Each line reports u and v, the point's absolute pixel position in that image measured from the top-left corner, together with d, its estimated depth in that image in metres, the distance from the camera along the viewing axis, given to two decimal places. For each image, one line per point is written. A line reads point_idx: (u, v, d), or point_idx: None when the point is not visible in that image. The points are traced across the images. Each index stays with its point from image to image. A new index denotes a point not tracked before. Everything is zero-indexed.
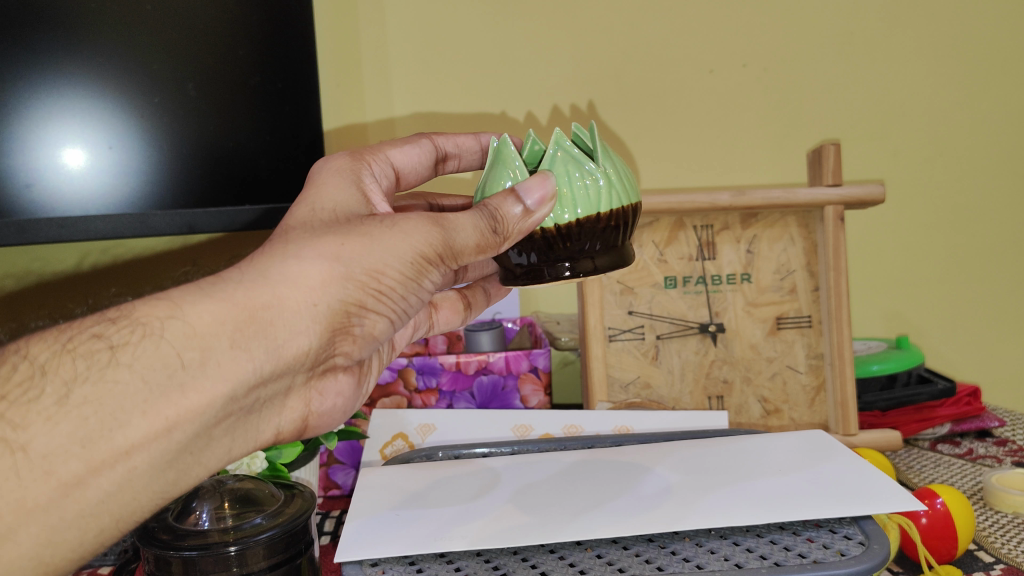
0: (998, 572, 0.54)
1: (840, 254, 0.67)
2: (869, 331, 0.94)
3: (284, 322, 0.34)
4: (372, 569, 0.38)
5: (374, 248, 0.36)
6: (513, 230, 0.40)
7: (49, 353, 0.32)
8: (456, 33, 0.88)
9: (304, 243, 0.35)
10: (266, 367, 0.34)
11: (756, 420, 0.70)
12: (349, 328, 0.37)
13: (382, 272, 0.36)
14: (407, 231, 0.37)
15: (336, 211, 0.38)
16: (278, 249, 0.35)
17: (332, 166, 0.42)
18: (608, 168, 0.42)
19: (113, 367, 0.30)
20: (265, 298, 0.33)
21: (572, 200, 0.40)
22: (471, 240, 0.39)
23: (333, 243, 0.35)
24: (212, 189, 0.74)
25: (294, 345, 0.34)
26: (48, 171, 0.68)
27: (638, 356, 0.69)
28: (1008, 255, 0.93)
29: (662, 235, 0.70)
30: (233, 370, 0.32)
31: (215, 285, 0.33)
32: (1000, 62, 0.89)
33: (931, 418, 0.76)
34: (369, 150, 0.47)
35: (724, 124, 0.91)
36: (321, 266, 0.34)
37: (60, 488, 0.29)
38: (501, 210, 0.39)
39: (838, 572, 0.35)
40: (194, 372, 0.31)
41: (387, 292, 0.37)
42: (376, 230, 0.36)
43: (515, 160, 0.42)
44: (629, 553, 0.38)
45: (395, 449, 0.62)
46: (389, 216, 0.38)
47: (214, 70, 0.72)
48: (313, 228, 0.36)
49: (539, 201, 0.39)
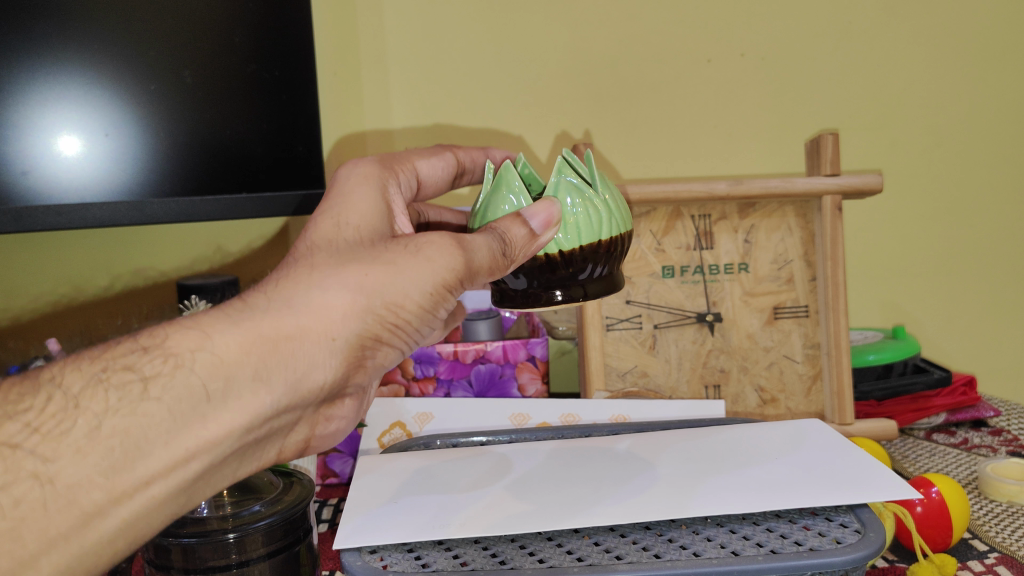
0: (992, 560, 0.54)
1: (837, 244, 0.68)
2: (866, 321, 0.94)
3: (305, 354, 0.33)
4: (371, 556, 0.38)
5: (396, 282, 0.36)
6: (520, 253, 0.40)
7: (83, 383, 0.31)
8: (454, 19, 0.87)
9: (330, 271, 0.35)
10: (283, 399, 0.33)
11: (752, 409, 0.70)
12: (364, 361, 0.37)
13: (400, 306, 0.36)
14: (429, 263, 0.37)
15: (360, 230, 0.38)
16: (303, 274, 0.34)
17: (360, 172, 0.42)
18: (607, 196, 0.43)
19: (144, 401, 0.30)
20: (289, 327, 0.33)
21: (574, 226, 0.41)
22: (485, 262, 0.39)
23: (357, 275, 0.35)
24: (209, 177, 0.73)
25: (313, 377, 0.34)
26: (44, 158, 0.66)
27: (636, 345, 0.70)
28: (1005, 244, 0.93)
29: (659, 225, 0.70)
30: (253, 404, 0.32)
31: (243, 313, 0.33)
32: (1000, 51, 0.89)
33: (926, 408, 0.77)
34: (397, 159, 0.47)
35: (723, 114, 0.90)
36: (345, 297, 0.34)
37: (83, 518, 0.29)
38: (510, 233, 0.39)
39: (834, 560, 0.35)
40: (216, 403, 0.31)
41: (402, 325, 0.37)
42: (398, 261, 0.36)
43: (516, 186, 0.42)
44: (625, 540, 0.39)
45: (393, 437, 0.62)
46: (411, 242, 0.38)
47: (211, 57, 0.72)
48: (337, 252, 0.36)
49: (543, 227, 0.40)
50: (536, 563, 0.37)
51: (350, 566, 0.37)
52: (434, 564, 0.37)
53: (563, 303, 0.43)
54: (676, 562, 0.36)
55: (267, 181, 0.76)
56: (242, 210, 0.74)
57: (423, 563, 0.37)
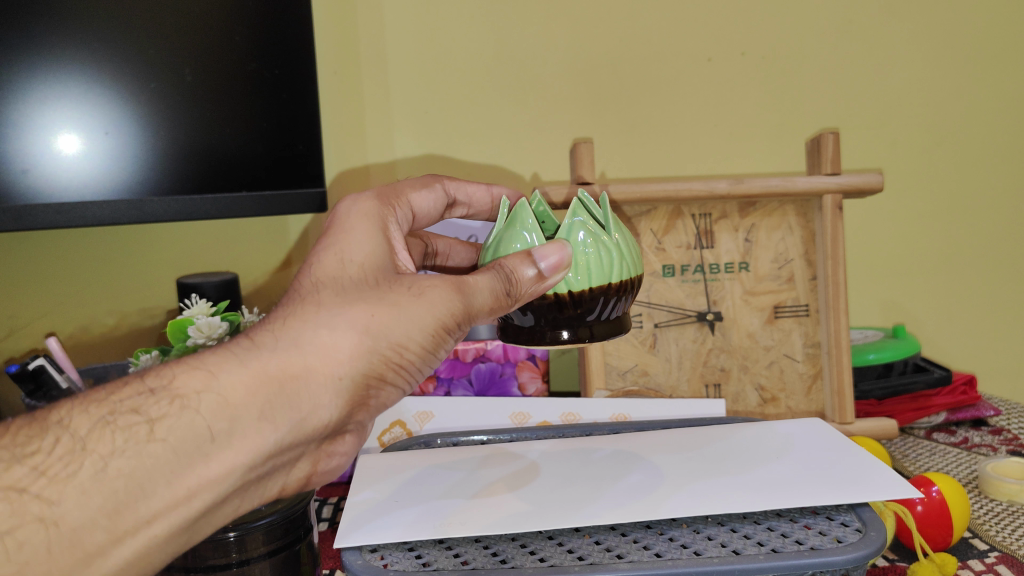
0: (993, 559, 0.54)
1: (837, 242, 0.68)
2: (866, 320, 0.94)
3: (310, 392, 0.34)
4: (372, 555, 0.38)
5: (402, 322, 0.36)
6: (525, 292, 0.40)
7: (90, 425, 0.31)
8: (455, 17, 0.87)
9: (336, 311, 0.35)
10: (286, 439, 0.33)
11: (753, 408, 0.70)
12: (368, 401, 0.37)
13: (406, 347, 0.36)
14: (433, 302, 0.37)
15: (365, 268, 0.37)
16: (309, 313, 0.35)
17: (360, 209, 0.42)
18: (619, 239, 0.43)
19: (150, 443, 0.30)
20: (295, 367, 0.33)
21: (585, 268, 0.41)
22: (488, 302, 0.40)
23: (364, 314, 0.35)
24: (209, 175, 0.73)
25: (317, 417, 0.34)
26: (44, 157, 0.66)
27: (636, 344, 0.70)
28: (1005, 243, 0.93)
29: (659, 224, 0.70)
30: (256, 443, 0.32)
31: (251, 350, 0.33)
32: (999, 50, 0.89)
33: (926, 407, 0.77)
34: (394, 192, 0.47)
35: (723, 113, 0.90)
36: (350, 337, 0.35)
37: (84, 558, 0.29)
38: (516, 272, 0.40)
39: (835, 560, 0.35)
40: (220, 443, 0.31)
41: (406, 366, 0.37)
42: (404, 300, 0.37)
43: (529, 224, 0.42)
44: (627, 540, 0.39)
45: (394, 436, 0.62)
46: (416, 282, 0.38)
47: (211, 56, 0.72)
48: (345, 289, 0.36)
49: (553, 267, 0.40)
50: (536, 562, 0.37)
51: (351, 565, 0.37)
52: (435, 563, 0.37)
53: (569, 343, 0.43)
54: (677, 561, 0.36)
55: (268, 178, 0.76)
56: (241, 208, 0.74)
57: (424, 562, 0.37)
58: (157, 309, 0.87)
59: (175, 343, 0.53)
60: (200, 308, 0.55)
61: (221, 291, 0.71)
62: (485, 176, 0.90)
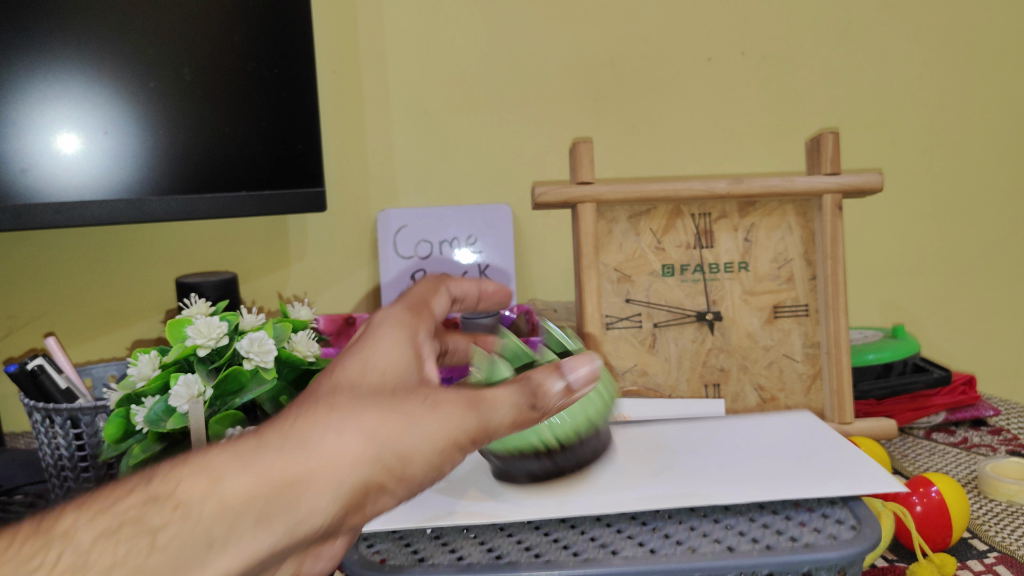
0: (992, 560, 0.54)
1: (837, 242, 0.68)
2: (867, 320, 0.94)
3: (311, 499, 0.29)
4: (366, 551, 0.38)
5: (416, 429, 0.32)
6: (552, 405, 0.38)
7: (86, 536, 0.25)
8: (454, 17, 0.87)
9: (350, 413, 0.31)
10: (275, 550, 0.28)
11: (752, 407, 0.70)
12: (361, 510, 0.32)
13: (410, 459, 0.32)
14: (446, 416, 0.34)
15: (387, 377, 0.34)
16: (323, 412, 0.30)
17: (392, 321, 0.38)
18: (601, 384, 0.44)
19: (150, 555, 0.25)
20: (300, 470, 0.28)
21: (598, 398, 0.41)
22: (508, 417, 0.36)
23: (377, 421, 0.31)
24: (208, 174, 0.73)
25: (310, 524, 0.29)
26: (43, 155, 0.67)
27: (636, 344, 0.69)
28: (1004, 243, 0.93)
29: (659, 223, 0.70)
30: (249, 550, 0.27)
31: (256, 450, 0.28)
32: (998, 50, 0.89)
33: (925, 407, 0.77)
34: (418, 304, 0.42)
35: (723, 113, 0.90)
36: (358, 444, 0.30)
37: None
38: (543, 385, 0.37)
39: (829, 556, 0.35)
40: (214, 552, 0.26)
41: (406, 480, 0.33)
42: (417, 410, 0.33)
43: (553, 352, 0.41)
44: (621, 535, 0.38)
45: None
46: (432, 394, 0.34)
47: (210, 54, 0.71)
48: (364, 390, 0.32)
49: (581, 379, 0.38)
50: (531, 558, 0.36)
51: (345, 560, 0.36)
52: (430, 558, 0.37)
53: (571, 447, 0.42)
54: (671, 557, 0.36)
55: (268, 179, 0.75)
56: (240, 208, 0.73)
57: (419, 557, 0.37)
58: (157, 308, 0.87)
59: (175, 343, 0.52)
60: (200, 308, 0.54)
61: (220, 291, 0.71)
62: (484, 176, 0.90)
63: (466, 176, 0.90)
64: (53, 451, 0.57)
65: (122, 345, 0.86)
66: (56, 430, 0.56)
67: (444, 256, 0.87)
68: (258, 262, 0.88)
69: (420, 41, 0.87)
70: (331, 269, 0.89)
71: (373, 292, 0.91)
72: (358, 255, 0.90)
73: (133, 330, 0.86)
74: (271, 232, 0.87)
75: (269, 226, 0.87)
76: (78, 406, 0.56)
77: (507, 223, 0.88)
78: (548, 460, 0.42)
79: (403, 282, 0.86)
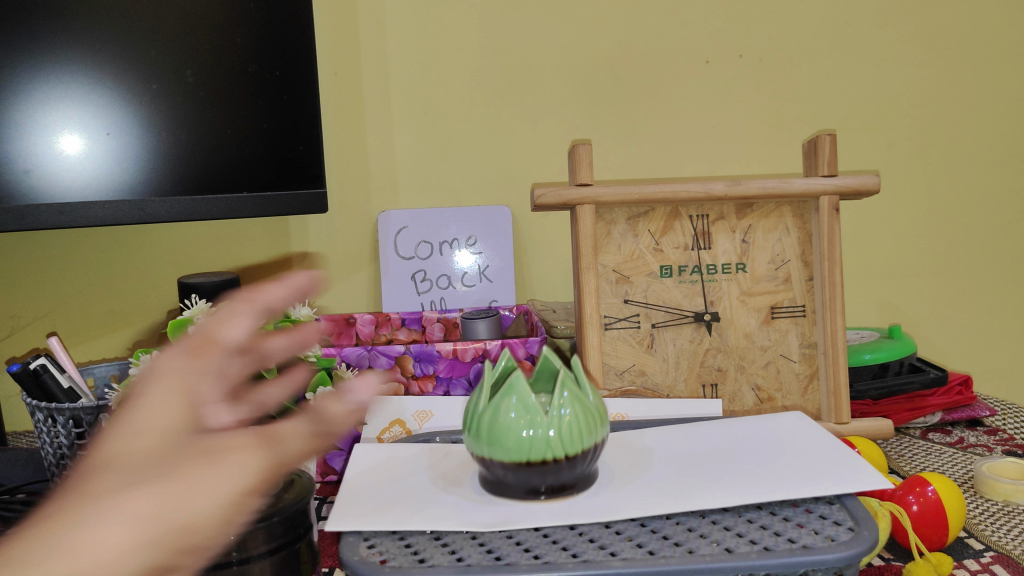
0: (988, 559, 0.55)
1: (834, 243, 0.69)
2: (864, 321, 0.95)
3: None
4: (368, 550, 0.38)
5: (200, 489, 0.28)
6: (342, 427, 0.35)
7: None
8: (454, 19, 0.87)
9: (116, 494, 0.27)
10: None
11: (750, 407, 0.70)
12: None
13: (199, 526, 0.28)
14: (233, 467, 0.29)
15: (161, 440, 0.30)
16: (83, 507, 0.27)
17: (166, 368, 0.33)
18: (592, 401, 0.43)
19: None
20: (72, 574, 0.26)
21: (563, 431, 0.40)
22: (302, 454, 0.32)
23: (150, 494, 0.28)
24: (210, 175, 0.73)
25: None
26: (46, 156, 0.68)
27: (634, 344, 0.70)
28: (1000, 245, 0.94)
29: (657, 225, 0.70)
30: None
31: (42, 550, 0.26)
32: (992, 55, 0.90)
33: (922, 408, 0.78)
34: (192, 347, 0.34)
35: (721, 115, 0.91)
36: (128, 525, 0.27)
37: None
38: (326, 410, 0.35)
39: (827, 558, 0.36)
40: None
41: (205, 550, 0.28)
42: (195, 470, 0.29)
43: (514, 395, 0.41)
44: (619, 536, 0.39)
45: (393, 435, 0.63)
46: (216, 443, 0.30)
47: (212, 56, 0.72)
48: (133, 468, 0.29)
49: (364, 393, 0.37)
50: (531, 559, 0.37)
51: (347, 560, 0.37)
52: (431, 559, 0.37)
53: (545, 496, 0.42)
54: (670, 559, 0.36)
55: (270, 182, 0.75)
56: (242, 209, 0.73)
57: (420, 558, 0.37)
58: (158, 308, 0.87)
59: (177, 344, 0.53)
60: (201, 308, 0.55)
61: (222, 291, 0.72)
62: (484, 178, 0.90)
63: (466, 178, 0.90)
64: (56, 449, 0.58)
65: (124, 345, 0.87)
66: (58, 429, 0.57)
67: (445, 257, 0.88)
68: (259, 263, 0.88)
69: (420, 43, 0.87)
70: (332, 270, 0.90)
71: (373, 293, 0.91)
72: (359, 256, 0.90)
73: (136, 330, 0.87)
74: (272, 233, 0.88)
75: (270, 227, 0.88)
76: (81, 405, 0.56)
77: (507, 224, 0.89)
78: (548, 495, 0.42)
79: (403, 283, 0.87)
